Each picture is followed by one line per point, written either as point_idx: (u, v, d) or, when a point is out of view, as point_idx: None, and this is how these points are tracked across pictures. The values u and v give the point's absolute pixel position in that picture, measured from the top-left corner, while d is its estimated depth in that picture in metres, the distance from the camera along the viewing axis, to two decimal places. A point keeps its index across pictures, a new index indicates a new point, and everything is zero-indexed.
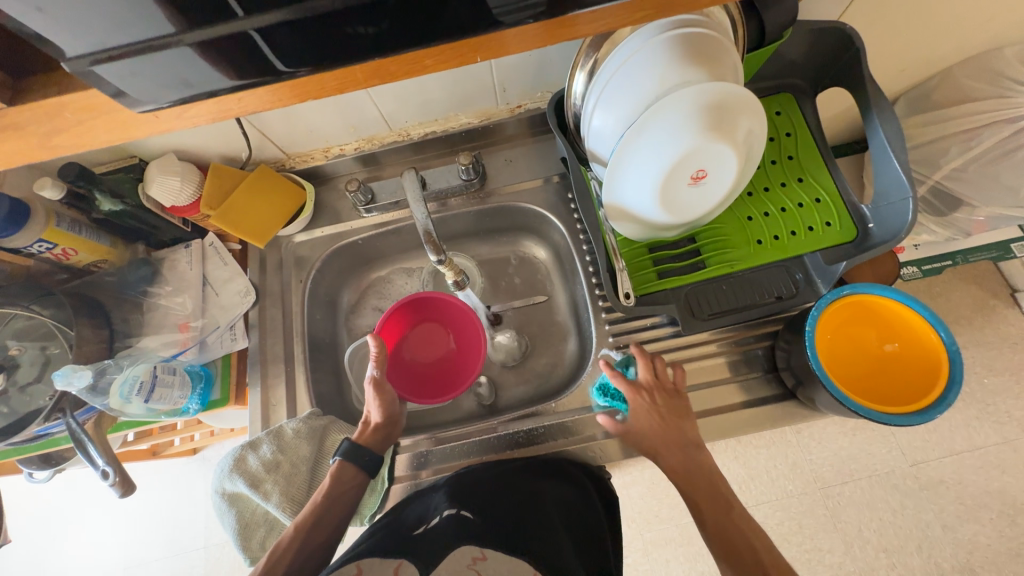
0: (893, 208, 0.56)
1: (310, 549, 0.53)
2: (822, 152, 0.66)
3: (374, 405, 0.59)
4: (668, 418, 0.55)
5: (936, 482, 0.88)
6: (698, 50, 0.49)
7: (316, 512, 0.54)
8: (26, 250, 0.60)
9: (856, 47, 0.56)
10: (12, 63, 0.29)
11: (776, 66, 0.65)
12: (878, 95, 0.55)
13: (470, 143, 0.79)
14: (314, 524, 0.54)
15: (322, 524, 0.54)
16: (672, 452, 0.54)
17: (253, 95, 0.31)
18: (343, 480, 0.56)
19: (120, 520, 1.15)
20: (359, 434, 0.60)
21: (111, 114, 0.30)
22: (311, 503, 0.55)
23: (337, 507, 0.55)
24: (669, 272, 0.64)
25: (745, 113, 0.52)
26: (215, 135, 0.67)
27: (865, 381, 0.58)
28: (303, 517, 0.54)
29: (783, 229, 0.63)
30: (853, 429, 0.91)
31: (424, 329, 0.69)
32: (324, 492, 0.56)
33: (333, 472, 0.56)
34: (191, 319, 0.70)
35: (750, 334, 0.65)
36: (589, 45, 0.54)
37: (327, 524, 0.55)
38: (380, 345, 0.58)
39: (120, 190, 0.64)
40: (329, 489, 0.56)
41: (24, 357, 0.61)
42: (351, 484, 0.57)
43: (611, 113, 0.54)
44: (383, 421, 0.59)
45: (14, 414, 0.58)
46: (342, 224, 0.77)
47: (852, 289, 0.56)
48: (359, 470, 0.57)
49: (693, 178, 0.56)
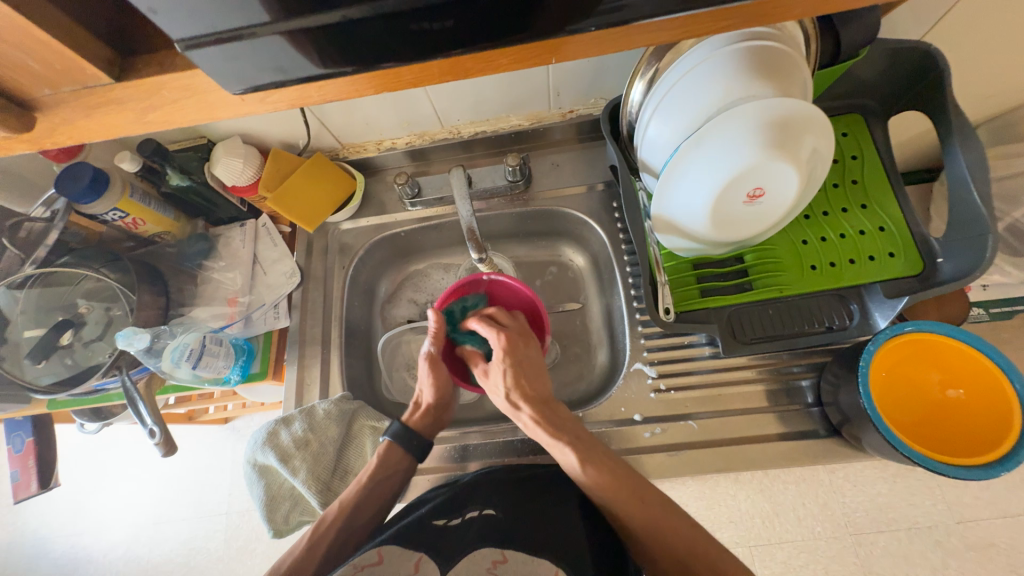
0: (969, 243, 0.52)
1: (351, 531, 0.55)
2: (891, 179, 0.62)
3: (427, 384, 0.61)
4: (528, 364, 0.58)
5: (983, 544, 0.81)
6: (767, 64, 0.48)
7: (359, 495, 0.56)
8: (102, 217, 0.65)
9: (939, 68, 0.53)
10: (120, 43, 0.31)
11: (847, 86, 0.62)
12: (962, 121, 0.52)
13: (518, 146, 0.79)
14: (356, 506, 0.55)
15: (364, 508, 0.56)
16: (534, 398, 0.55)
17: (330, 84, 0.32)
18: (391, 463, 0.59)
19: (153, 478, 1.22)
20: (408, 417, 0.62)
21: (200, 96, 0.32)
22: (355, 485, 0.57)
23: (379, 492, 0.57)
24: (713, 290, 0.62)
25: (813, 131, 0.50)
26: (279, 122, 0.70)
27: (923, 427, 0.54)
28: (348, 499, 0.56)
29: (841, 256, 0.59)
30: (896, 476, 0.85)
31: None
32: (371, 474, 0.57)
33: (381, 452, 0.59)
34: (239, 294, 0.73)
35: (794, 364, 0.62)
36: (651, 53, 0.53)
37: (368, 509, 0.56)
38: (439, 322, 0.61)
39: (188, 167, 0.69)
40: (375, 472, 0.58)
41: (90, 316, 0.65)
42: (400, 466, 0.59)
43: (668, 123, 0.52)
44: (433, 402, 0.61)
45: (77, 366, 0.63)
46: (387, 216, 0.79)
47: (916, 325, 0.52)
48: (408, 454, 0.59)
49: (748, 195, 0.54)
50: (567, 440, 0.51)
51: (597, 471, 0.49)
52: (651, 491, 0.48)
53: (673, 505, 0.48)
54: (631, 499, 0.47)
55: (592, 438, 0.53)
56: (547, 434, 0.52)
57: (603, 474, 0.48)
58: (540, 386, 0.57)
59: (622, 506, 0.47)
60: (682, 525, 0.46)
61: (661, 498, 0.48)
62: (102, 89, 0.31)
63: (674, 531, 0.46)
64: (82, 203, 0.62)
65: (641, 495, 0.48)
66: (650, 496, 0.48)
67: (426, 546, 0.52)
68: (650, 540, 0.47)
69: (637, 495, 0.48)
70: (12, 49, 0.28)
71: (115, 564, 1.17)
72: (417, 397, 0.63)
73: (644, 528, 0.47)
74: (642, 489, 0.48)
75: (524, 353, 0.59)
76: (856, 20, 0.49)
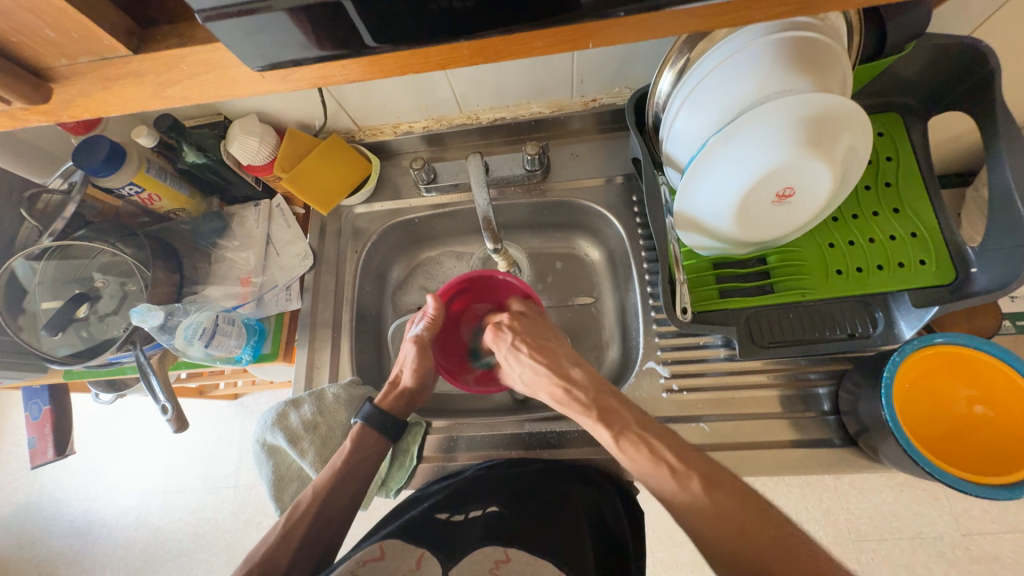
0: (1009, 253, 0.49)
1: (327, 518, 0.55)
2: (927, 182, 0.59)
3: (410, 367, 0.62)
4: (539, 343, 0.60)
5: (989, 558, 0.80)
6: (805, 57, 0.45)
7: (333, 481, 0.56)
8: (118, 192, 0.65)
9: (989, 66, 0.50)
10: (141, 14, 0.31)
11: (887, 83, 0.59)
12: (1011, 124, 0.49)
13: (537, 134, 0.77)
14: (330, 493, 0.56)
15: (340, 492, 0.56)
16: (558, 375, 0.56)
17: (354, 63, 0.31)
18: (364, 446, 0.59)
19: (164, 448, 1.25)
20: (383, 397, 0.62)
21: (220, 71, 0.30)
22: (328, 470, 0.57)
23: (354, 477, 0.57)
24: (732, 291, 0.60)
25: (851, 129, 0.47)
26: (296, 101, 0.69)
27: (944, 442, 0.53)
28: (322, 483, 0.56)
29: (869, 261, 0.57)
30: (903, 486, 0.83)
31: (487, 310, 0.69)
32: (344, 459, 0.58)
33: (354, 435, 0.59)
34: (252, 274, 0.73)
35: (812, 370, 0.60)
36: (684, 41, 0.50)
37: (346, 493, 0.56)
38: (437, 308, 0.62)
39: (204, 145, 0.68)
40: (349, 456, 0.58)
41: (105, 290, 0.66)
42: (371, 450, 0.59)
43: (697, 116, 0.50)
44: (411, 385, 0.62)
45: (93, 339, 0.64)
46: (402, 201, 0.78)
47: (944, 338, 0.50)
48: (382, 436, 0.60)
49: (778, 194, 0.52)
50: (597, 413, 0.52)
51: (633, 442, 0.49)
52: (697, 468, 0.47)
53: (719, 488, 0.45)
54: (670, 474, 0.47)
55: (632, 407, 0.53)
56: (577, 409, 0.54)
57: (637, 449, 0.49)
58: (562, 358, 0.59)
59: (657, 479, 0.47)
60: (727, 511, 0.44)
61: (701, 479, 0.46)
62: (120, 62, 0.30)
63: (722, 514, 0.43)
64: (98, 176, 0.61)
65: (678, 472, 0.47)
66: (689, 476, 0.46)
67: (430, 542, 0.53)
68: (695, 523, 0.44)
69: (675, 471, 0.47)
70: (29, 16, 0.27)
71: (127, 529, 1.21)
72: (395, 376, 0.64)
73: (687, 507, 0.45)
74: (683, 468, 0.47)
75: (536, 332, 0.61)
76: (906, 12, 0.46)
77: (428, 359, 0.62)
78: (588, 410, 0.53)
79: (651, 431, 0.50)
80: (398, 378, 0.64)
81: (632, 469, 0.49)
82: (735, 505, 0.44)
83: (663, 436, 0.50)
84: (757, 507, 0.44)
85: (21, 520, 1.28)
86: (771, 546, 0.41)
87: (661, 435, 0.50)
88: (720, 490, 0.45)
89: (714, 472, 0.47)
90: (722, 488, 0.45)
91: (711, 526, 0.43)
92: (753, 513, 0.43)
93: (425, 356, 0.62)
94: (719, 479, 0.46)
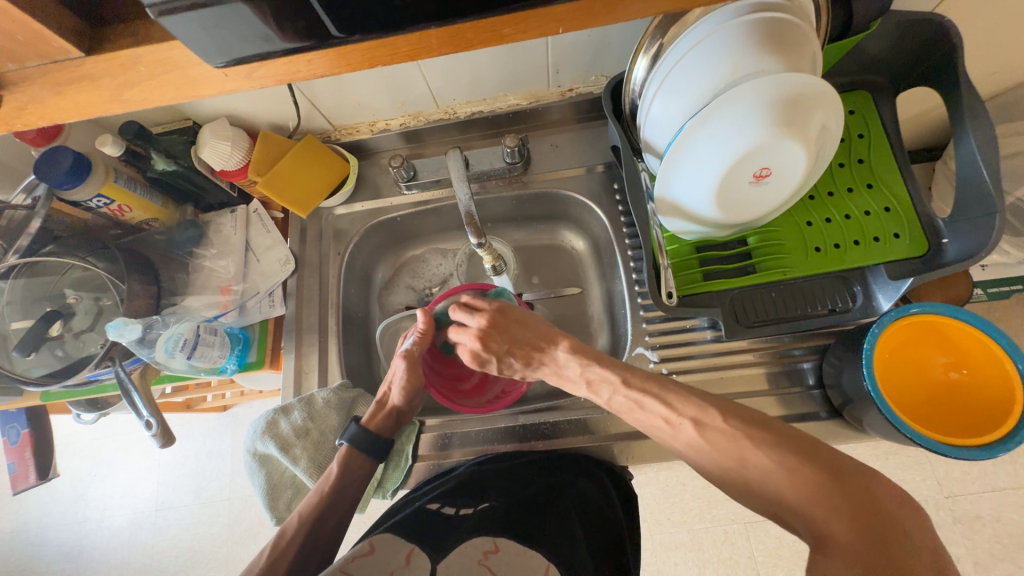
0: (974, 222, 0.51)
1: (314, 543, 0.54)
2: (898, 157, 0.60)
3: (399, 385, 0.61)
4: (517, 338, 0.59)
5: (971, 517, 0.83)
6: (776, 37, 0.46)
7: (320, 508, 0.55)
8: (85, 204, 0.63)
9: (950, 42, 0.51)
10: (92, 14, 0.29)
11: (854, 62, 0.60)
12: (973, 97, 0.50)
13: (516, 126, 0.76)
14: (317, 519, 0.54)
15: (326, 519, 0.55)
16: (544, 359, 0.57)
17: (321, 57, 0.30)
18: (351, 472, 0.58)
19: (153, 466, 1.23)
20: (369, 417, 0.61)
21: (181, 71, 0.29)
22: (313, 496, 0.56)
23: (341, 501, 0.56)
24: (716, 274, 0.61)
25: (823, 107, 0.48)
26: (267, 102, 0.67)
27: (923, 407, 0.55)
28: (307, 510, 0.55)
29: (845, 237, 0.59)
30: (888, 453, 0.86)
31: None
32: (331, 484, 0.56)
33: (340, 460, 0.58)
34: (232, 282, 0.72)
35: (797, 346, 0.61)
36: (656, 26, 0.51)
37: (332, 516, 0.55)
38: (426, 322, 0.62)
39: (174, 151, 0.67)
40: (335, 482, 0.57)
41: (80, 306, 0.64)
42: (359, 471, 0.59)
43: (674, 101, 0.51)
44: (398, 404, 0.61)
45: (69, 358, 0.62)
46: (382, 200, 0.77)
47: (920, 308, 0.51)
48: (367, 458, 0.59)
49: (754, 175, 0.52)
50: (587, 385, 0.53)
51: (626, 402, 0.50)
52: (688, 413, 0.46)
53: (714, 428, 0.45)
54: (665, 425, 0.47)
55: (617, 362, 0.52)
56: (568, 386, 0.56)
57: (630, 405, 0.50)
58: (539, 340, 0.58)
59: (657, 431, 0.49)
60: (723, 449, 0.43)
61: (694, 424, 0.45)
62: (73, 65, 0.29)
63: (719, 453, 0.44)
64: (63, 189, 0.59)
65: (672, 421, 0.47)
66: (682, 422, 0.46)
67: (420, 538, 0.54)
68: (697, 460, 0.45)
69: (669, 422, 0.47)
70: None
71: (120, 550, 1.19)
72: (382, 396, 0.62)
73: (688, 449, 0.46)
74: (674, 416, 0.47)
75: (512, 328, 0.59)
76: None
77: (417, 374, 0.61)
78: (578, 385, 0.54)
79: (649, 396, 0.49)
80: (386, 397, 0.62)
81: (632, 420, 0.51)
82: (732, 440, 0.43)
83: (650, 388, 0.49)
84: (764, 432, 0.43)
85: (8, 548, 1.25)
86: (781, 470, 0.40)
87: (652, 387, 0.49)
88: (716, 429, 0.44)
89: (709, 411, 0.45)
90: (718, 428, 0.44)
91: (714, 461, 0.44)
92: (758, 448, 0.42)
93: (416, 371, 0.61)
94: (714, 418, 0.45)
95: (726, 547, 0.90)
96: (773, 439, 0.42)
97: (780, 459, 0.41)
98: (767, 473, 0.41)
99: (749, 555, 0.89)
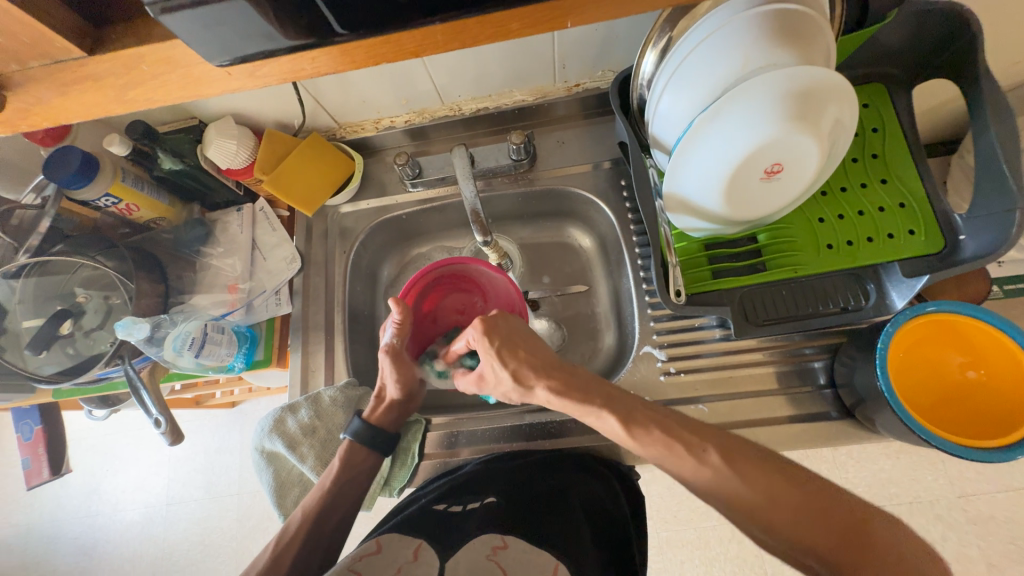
0: (992, 219, 0.49)
1: (318, 538, 0.54)
2: (913, 153, 0.59)
3: (391, 380, 0.58)
4: (519, 341, 0.50)
5: (984, 517, 0.82)
6: (789, 28, 0.44)
7: (323, 502, 0.55)
8: (94, 203, 0.63)
9: (970, 33, 0.50)
10: (93, 12, 0.29)
11: (869, 53, 0.58)
12: (992, 89, 0.49)
13: (522, 122, 0.75)
14: (320, 514, 0.55)
15: (329, 515, 0.55)
16: (547, 371, 0.49)
17: (325, 55, 0.30)
18: (354, 463, 0.58)
19: (164, 461, 1.24)
20: (372, 411, 0.60)
21: (184, 70, 0.29)
22: (317, 491, 0.56)
23: (344, 497, 0.56)
24: (725, 272, 0.60)
25: (837, 101, 0.47)
26: (273, 100, 0.67)
27: (939, 408, 0.54)
28: (311, 506, 0.55)
29: (858, 234, 0.57)
30: (899, 452, 0.85)
31: (457, 297, 0.64)
32: (333, 479, 0.56)
33: (342, 454, 0.58)
34: (240, 280, 0.72)
35: (807, 345, 0.60)
36: (664, 20, 0.49)
37: (336, 512, 0.55)
38: (402, 314, 0.54)
39: (180, 151, 0.66)
40: (338, 476, 0.57)
41: (89, 305, 0.65)
42: (362, 466, 0.58)
43: (683, 96, 0.50)
44: (398, 398, 0.59)
45: (79, 356, 0.62)
46: (388, 198, 0.76)
47: (937, 308, 0.50)
48: (372, 452, 0.59)
49: (765, 171, 0.51)
50: (598, 405, 0.46)
51: (643, 433, 0.45)
52: (713, 441, 0.43)
53: (743, 459, 0.42)
54: (687, 458, 0.43)
55: (619, 399, 0.47)
56: (575, 406, 0.47)
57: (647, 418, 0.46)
58: (541, 364, 0.49)
59: (673, 463, 0.44)
60: (756, 484, 0.41)
61: (718, 451, 0.43)
62: (76, 65, 0.29)
63: (748, 487, 0.41)
64: (71, 189, 0.59)
65: (695, 450, 0.43)
66: (705, 449, 0.43)
67: (427, 534, 0.54)
68: (720, 498, 0.42)
69: (689, 449, 0.43)
70: None
71: (132, 543, 1.21)
72: (379, 390, 0.60)
73: (706, 481, 0.42)
74: (699, 444, 0.43)
75: (516, 346, 0.50)
76: None
77: (406, 367, 0.58)
78: (586, 404, 0.47)
79: (671, 423, 0.45)
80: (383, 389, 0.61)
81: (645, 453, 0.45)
82: (759, 475, 0.41)
83: (654, 420, 0.45)
84: (780, 465, 0.42)
85: (24, 541, 1.27)
86: (806, 511, 0.39)
87: (657, 417, 0.46)
88: (742, 460, 0.42)
89: (730, 443, 0.43)
90: (744, 459, 0.42)
91: (735, 500, 0.41)
92: (783, 485, 0.41)
93: (402, 365, 0.57)
94: (737, 447, 0.43)
95: (733, 546, 0.89)
96: (794, 475, 0.42)
97: (806, 499, 0.40)
98: (793, 513, 0.39)
99: (757, 553, 0.88)
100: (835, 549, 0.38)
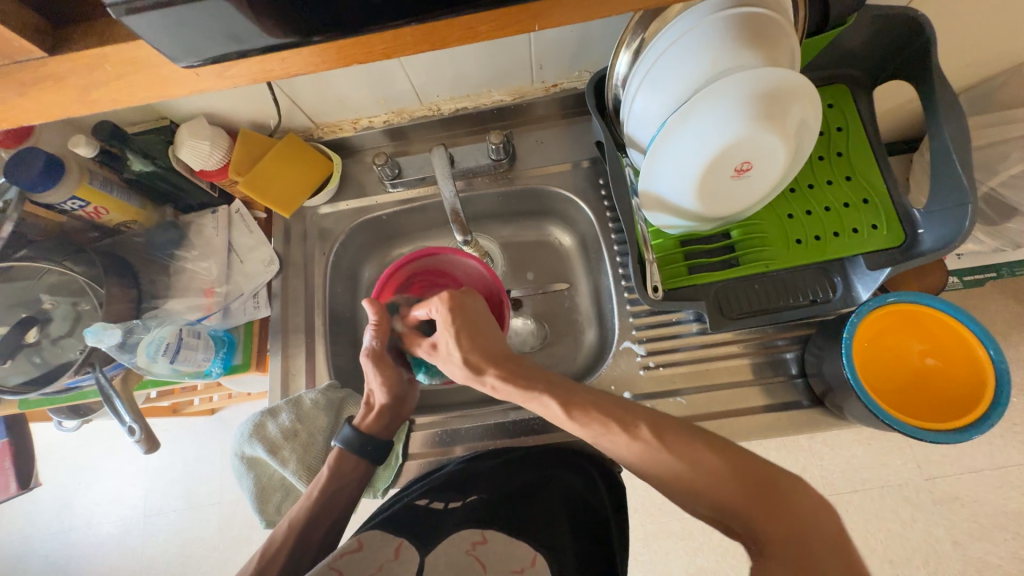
0: (947, 214, 0.52)
1: (305, 548, 0.53)
2: (875, 151, 0.62)
3: (377, 385, 0.57)
4: (472, 324, 0.52)
5: (950, 498, 0.86)
6: (754, 32, 0.46)
7: (310, 514, 0.54)
8: (60, 207, 0.61)
9: (924, 36, 0.52)
10: (54, 11, 0.29)
11: (833, 56, 0.61)
12: (944, 90, 0.52)
13: (501, 122, 0.76)
14: (306, 525, 0.54)
15: (317, 526, 0.54)
16: (495, 358, 0.51)
17: (295, 55, 0.30)
18: (343, 472, 0.57)
19: (140, 472, 1.21)
20: (361, 419, 0.59)
21: (149, 70, 0.29)
22: (305, 500, 0.55)
23: (332, 505, 0.56)
24: (700, 268, 0.62)
25: (801, 102, 0.48)
26: (246, 100, 0.66)
27: (900, 394, 0.56)
28: (296, 517, 0.54)
29: (825, 229, 0.60)
30: (869, 438, 0.88)
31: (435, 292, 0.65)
32: (322, 488, 0.56)
33: (332, 461, 0.57)
34: (215, 284, 0.70)
35: (780, 337, 0.63)
36: (637, 22, 0.50)
37: (325, 521, 0.55)
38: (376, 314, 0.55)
39: (151, 151, 0.65)
40: (327, 484, 0.56)
41: (56, 311, 0.63)
42: (352, 475, 0.58)
43: (656, 97, 0.51)
44: (388, 403, 0.58)
45: (47, 364, 0.61)
46: (367, 198, 0.76)
47: (897, 296, 0.53)
48: (363, 461, 0.58)
49: (735, 169, 0.53)
50: (538, 393, 0.48)
51: (581, 413, 0.46)
52: (644, 416, 0.45)
53: (671, 433, 0.44)
54: (623, 434, 0.45)
55: (561, 386, 0.48)
56: (515, 394, 0.49)
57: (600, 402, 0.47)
58: (488, 351, 0.51)
59: (611, 443, 0.45)
60: (680, 454, 0.43)
61: (648, 425, 0.45)
62: (34, 64, 0.28)
63: (672, 459, 0.43)
64: (34, 192, 0.57)
65: (626, 426, 0.45)
66: (637, 424, 0.45)
67: (409, 532, 0.53)
68: (652, 469, 0.44)
69: (622, 425, 0.45)
70: None
71: (108, 558, 1.17)
72: (369, 398, 0.60)
73: (638, 453, 0.44)
74: (630, 419, 0.45)
75: (467, 329, 0.52)
76: None
77: (390, 368, 0.57)
78: (528, 393, 0.48)
79: (607, 402, 0.47)
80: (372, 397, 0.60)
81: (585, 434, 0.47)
82: (683, 445, 0.43)
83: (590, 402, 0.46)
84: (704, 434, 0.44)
85: None
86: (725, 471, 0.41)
87: (588, 397, 0.47)
88: (671, 434, 0.44)
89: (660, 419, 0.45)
90: (672, 431, 0.44)
91: (658, 471, 0.43)
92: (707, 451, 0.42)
93: (386, 366, 0.57)
94: (667, 422, 0.45)
95: (716, 535, 0.92)
96: (716, 442, 0.43)
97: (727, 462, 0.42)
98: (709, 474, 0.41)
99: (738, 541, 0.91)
100: (743, 502, 0.40)
